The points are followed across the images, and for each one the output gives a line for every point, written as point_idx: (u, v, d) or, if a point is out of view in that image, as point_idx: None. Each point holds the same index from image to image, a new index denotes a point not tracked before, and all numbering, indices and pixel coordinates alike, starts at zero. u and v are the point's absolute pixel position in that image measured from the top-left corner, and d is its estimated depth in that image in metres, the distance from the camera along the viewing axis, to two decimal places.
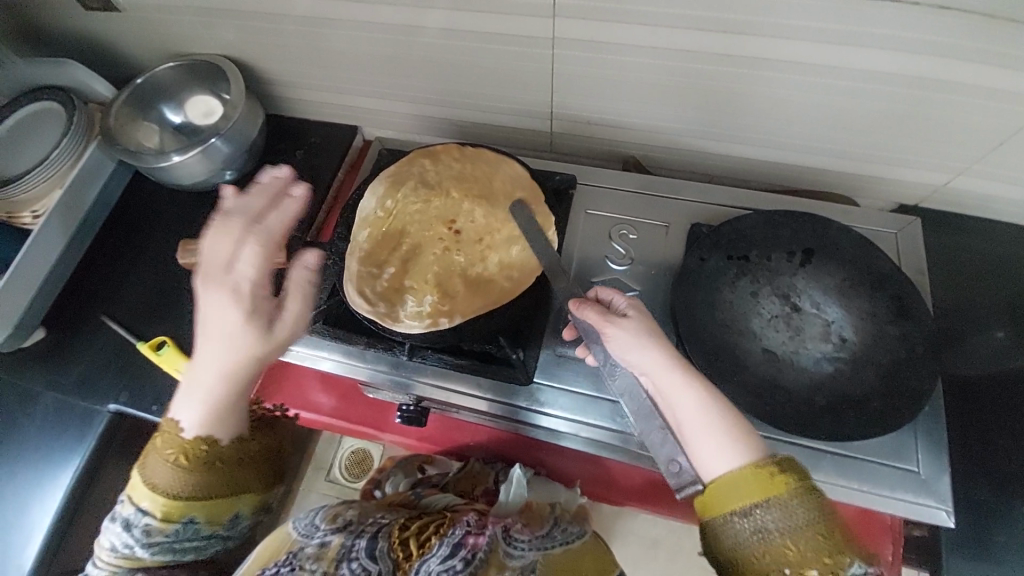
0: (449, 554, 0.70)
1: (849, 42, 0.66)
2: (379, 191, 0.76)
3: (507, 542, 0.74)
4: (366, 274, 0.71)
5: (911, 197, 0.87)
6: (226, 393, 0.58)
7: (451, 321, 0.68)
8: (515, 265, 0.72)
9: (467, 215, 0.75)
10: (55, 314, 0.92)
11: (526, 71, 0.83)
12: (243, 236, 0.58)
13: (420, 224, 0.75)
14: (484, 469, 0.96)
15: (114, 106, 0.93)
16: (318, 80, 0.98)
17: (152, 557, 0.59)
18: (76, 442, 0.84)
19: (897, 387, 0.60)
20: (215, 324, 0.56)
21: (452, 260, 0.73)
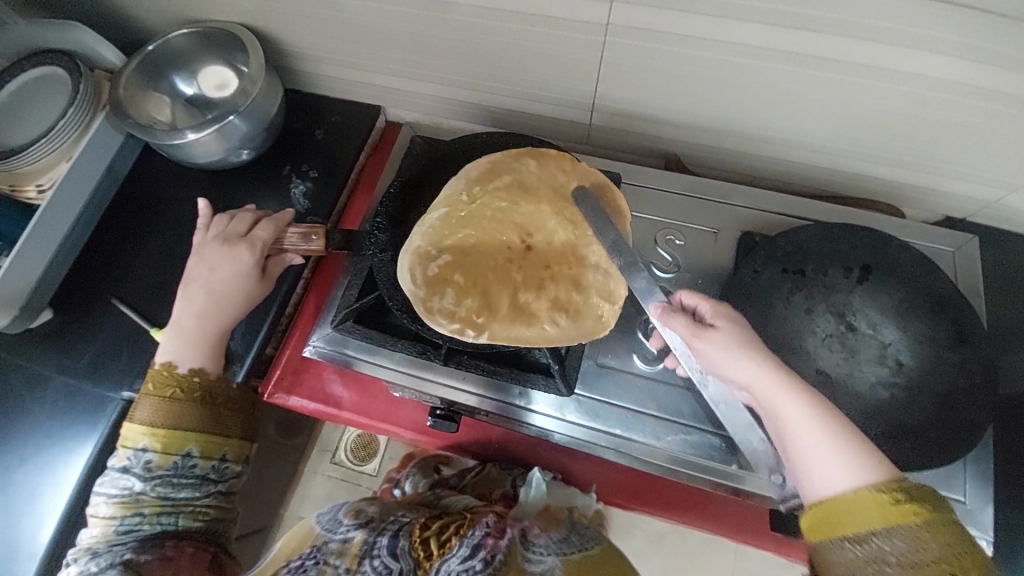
0: (470, 554, 0.68)
1: (927, 47, 0.61)
2: (472, 175, 0.69)
3: (526, 546, 0.73)
4: (422, 253, 0.66)
5: (960, 210, 0.84)
6: (207, 329, 0.69)
7: (479, 337, 0.64)
8: (569, 312, 0.66)
9: (546, 233, 0.69)
10: (62, 293, 0.88)
11: (572, 58, 0.78)
12: (227, 247, 0.71)
13: (498, 227, 0.69)
14: (501, 474, 0.96)
15: (124, 74, 0.87)
16: (341, 55, 0.92)
17: (150, 494, 0.63)
18: (89, 428, 0.81)
19: (956, 418, 0.59)
20: (202, 265, 0.71)
21: (510, 276, 0.67)
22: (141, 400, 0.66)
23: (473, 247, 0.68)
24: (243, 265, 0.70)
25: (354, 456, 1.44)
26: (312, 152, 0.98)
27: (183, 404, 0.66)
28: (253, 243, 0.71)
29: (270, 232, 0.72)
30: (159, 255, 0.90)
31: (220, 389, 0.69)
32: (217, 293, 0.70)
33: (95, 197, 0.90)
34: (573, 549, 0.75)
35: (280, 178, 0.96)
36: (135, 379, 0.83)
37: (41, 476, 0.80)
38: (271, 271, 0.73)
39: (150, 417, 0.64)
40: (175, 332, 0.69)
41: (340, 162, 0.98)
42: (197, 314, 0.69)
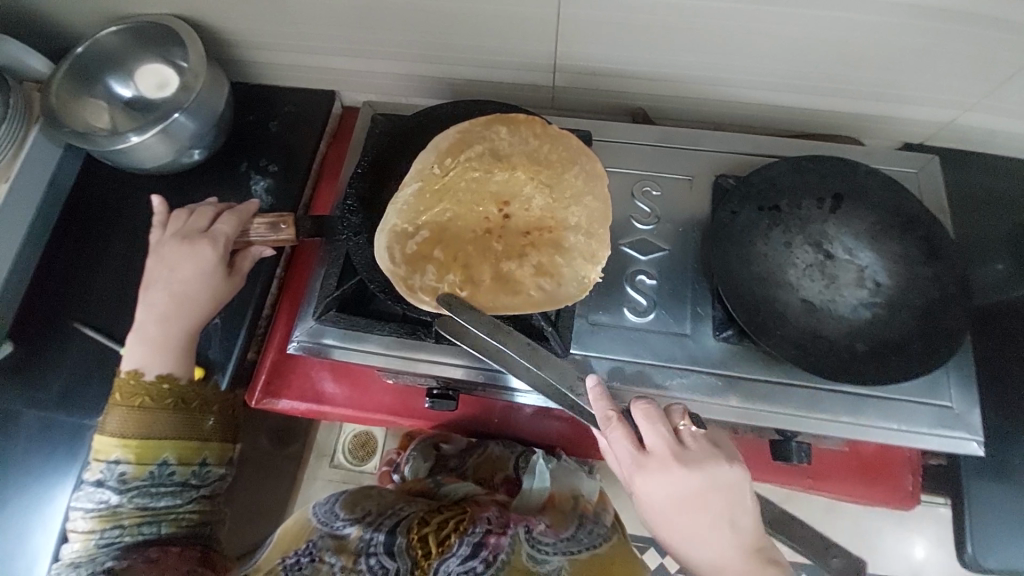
0: (470, 554, 0.68)
1: None
2: (442, 147, 0.67)
3: (532, 545, 0.72)
4: (400, 231, 0.65)
5: (916, 135, 0.87)
6: (174, 333, 0.65)
7: (462, 310, 0.62)
8: (555, 276, 0.64)
9: (524, 199, 0.66)
10: (19, 324, 0.83)
11: (528, 17, 0.76)
12: (188, 245, 0.67)
13: (473, 197, 0.67)
14: (503, 454, 0.99)
15: (53, 81, 0.81)
16: (284, 39, 0.87)
17: (128, 506, 0.60)
18: (70, 461, 0.77)
19: (937, 326, 0.61)
20: (163, 265, 0.67)
21: (490, 247, 0.65)
22: (109, 411, 0.62)
23: (451, 220, 0.66)
24: (207, 263, 0.66)
25: (352, 455, 1.41)
26: (268, 144, 0.94)
27: (156, 412, 0.63)
28: (215, 238, 0.67)
29: (234, 225, 0.68)
30: (118, 273, 0.85)
31: (195, 393, 0.65)
32: (180, 294, 0.66)
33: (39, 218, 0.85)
34: (582, 548, 0.74)
35: (239, 175, 0.92)
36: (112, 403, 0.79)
37: (26, 515, 0.77)
38: (239, 266, 0.69)
39: (121, 428, 0.61)
40: (141, 339, 0.65)
41: (301, 152, 0.94)
42: (162, 319, 0.65)
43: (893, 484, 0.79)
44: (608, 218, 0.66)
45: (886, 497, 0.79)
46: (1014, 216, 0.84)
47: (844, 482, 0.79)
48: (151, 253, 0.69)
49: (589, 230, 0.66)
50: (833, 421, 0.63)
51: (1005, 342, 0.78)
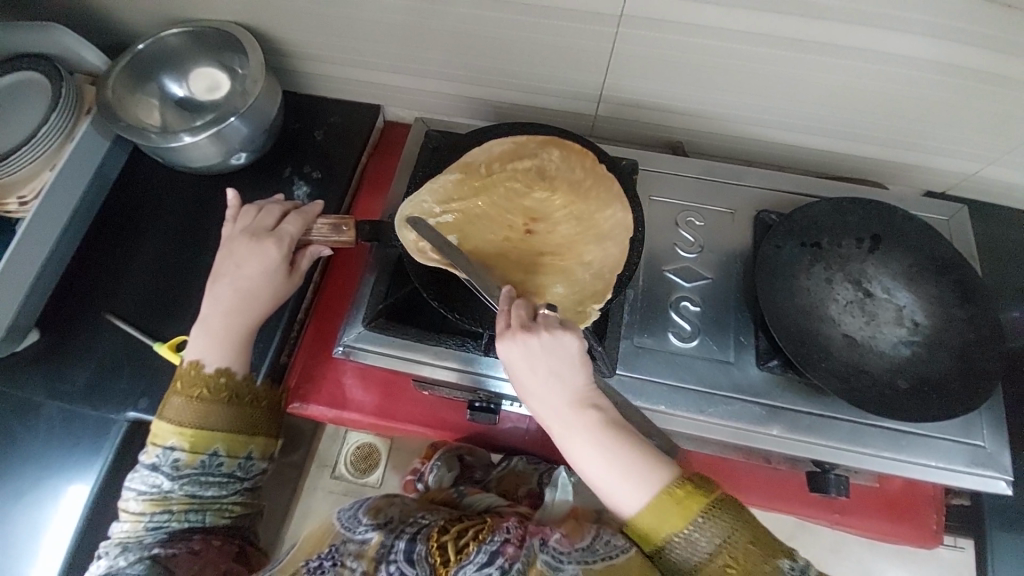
0: (487, 563, 0.59)
1: (915, 30, 0.67)
2: (496, 152, 0.72)
3: (547, 551, 0.60)
4: (426, 208, 0.68)
5: (940, 183, 0.91)
6: (233, 327, 0.66)
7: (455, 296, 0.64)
8: (549, 298, 0.64)
9: (552, 223, 0.69)
10: (49, 312, 0.82)
11: (584, 49, 0.79)
12: (253, 240, 0.67)
13: (505, 206, 0.70)
14: (527, 469, 0.96)
15: (111, 76, 0.82)
16: (339, 53, 0.90)
17: (178, 493, 0.61)
18: (90, 455, 0.76)
19: (973, 366, 0.62)
20: (227, 259, 0.68)
21: (502, 253, 0.67)
22: (170, 397, 0.64)
23: (478, 216, 0.69)
24: (274, 261, 0.67)
25: (355, 468, 1.35)
26: (311, 153, 0.96)
27: (212, 404, 0.64)
28: (279, 237, 0.67)
29: (298, 227, 0.69)
30: (155, 266, 0.85)
31: (248, 388, 0.67)
32: (244, 290, 0.67)
33: (81, 208, 0.85)
34: (596, 557, 0.59)
35: (282, 180, 0.93)
36: (140, 398, 0.77)
37: (41, 509, 0.74)
38: (299, 265, 0.70)
39: (180, 416, 0.62)
40: (204, 331, 0.66)
41: (346, 161, 0.96)
42: (225, 313, 0.66)
43: (918, 524, 0.79)
44: (621, 266, 0.65)
45: (909, 536, 0.79)
46: None
47: (870, 521, 0.80)
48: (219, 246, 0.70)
49: (600, 270, 0.65)
50: (873, 455, 0.64)
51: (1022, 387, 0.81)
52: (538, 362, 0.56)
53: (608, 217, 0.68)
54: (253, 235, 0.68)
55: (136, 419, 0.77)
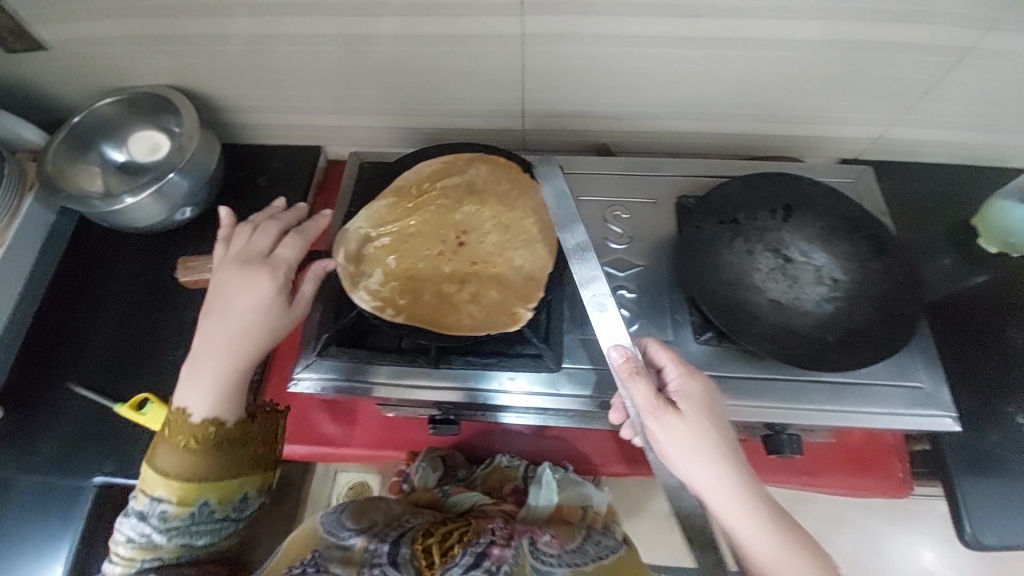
0: (475, 564, 0.67)
1: (789, 16, 0.74)
2: (425, 173, 0.77)
3: (535, 556, 0.71)
4: (363, 233, 0.71)
5: (852, 150, 0.96)
6: (223, 372, 0.62)
7: (394, 316, 0.64)
8: (485, 305, 0.66)
9: (481, 233, 0.72)
10: (8, 389, 0.82)
11: (498, 70, 0.84)
12: (245, 273, 0.64)
13: (438, 223, 0.73)
14: (511, 467, 0.88)
15: (49, 150, 0.85)
16: (271, 101, 0.94)
17: (168, 542, 0.60)
18: (62, 527, 0.74)
19: (894, 311, 0.66)
20: (220, 297, 0.64)
21: (437, 267, 0.69)
22: (157, 443, 0.61)
23: (411, 235, 0.72)
24: (270, 287, 0.63)
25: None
26: (256, 199, 0.99)
27: (202, 453, 0.61)
28: (273, 271, 0.64)
29: (297, 252, 0.67)
30: (114, 328, 0.85)
31: (240, 431, 0.64)
32: (233, 328, 0.62)
33: (30, 283, 0.86)
34: (587, 557, 0.72)
35: (229, 229, 0.96)
36: (106, 461, 0.76)
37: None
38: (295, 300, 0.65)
39: (168, 466, 0.60)
40: (192, 375, 0.62)
41: (292, 202, 0.99)
42: (215, 355, 0.62)
43: (887, 473, 0.81)
44: (550, 267, 0.68)
45: (883, 487, 0.81)
46: (949, 214, 0.93)
47: (838, 477, 0.82)
48: (209, 280, 0.66)
49: (529, 273, 0.68)
50: (818, 409, 0.66)
51: (958, 329, 0.84)
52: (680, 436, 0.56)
53: (536, 221, 0.72)
54: (245, 266, 0.64)
55: (105, 482, 0.75)
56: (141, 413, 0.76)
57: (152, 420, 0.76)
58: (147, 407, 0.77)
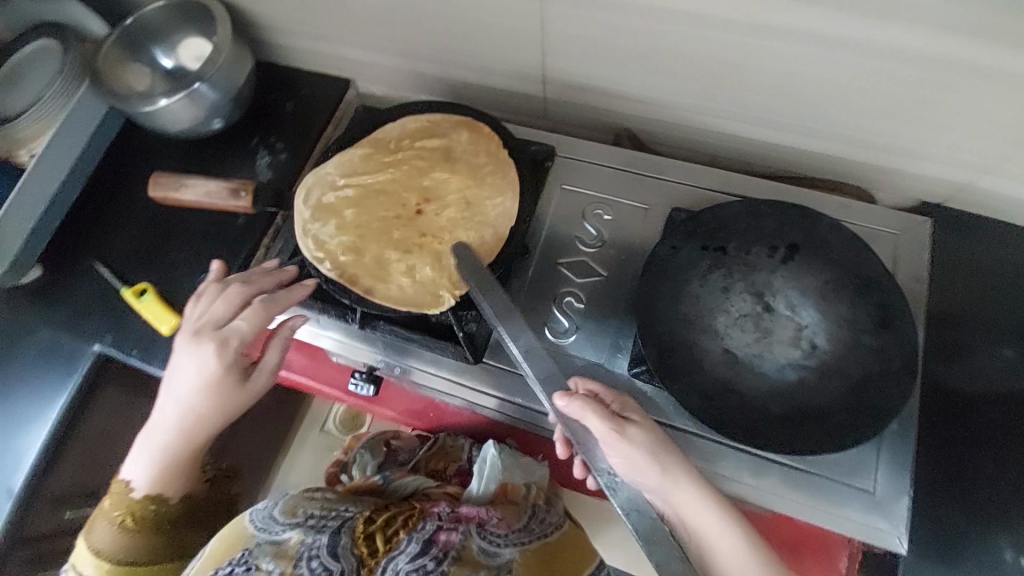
0: (420, 552, 0.60)
1: (882, 15, 0.57)
2: (409, 128, 0.74)
3: (482, 537, 0.64)
4: (329, 179, 0.71)
5: (930, 195, 0.78)
6: (178, 446, 0.64)
7: (330, 270, 0.66)
8: (418, 281, 0.65)
9: (442, 204, 0.69)
10: (50, 253, 0.92)
11: (514, 27, 0.75)
12: (203, 343, 0.62)
13: (404, 184, 0.71)
14: (455, 445, 0.89)
15: (103, 46, 0.89)
16: (299, 27, 0.93)
17: None
18: (62, 379, 0.85)
19: (869, 401, 0.55)
20: (177, 370, 0.63)
21: (388, 231, 0.69)
22: (96, 523, 0.65)
23: (375, 192, 0.71)
24: (240, 352, 0.63)
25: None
26: (281, 124, 0.97)
27: (138, 532, 0.65)
28: (225, 346, 0.62)
29: (252, 325, 0.63)
30: (138, 217, 0.92)
31: (172, 514, 0.68)
32: (192, 401, 0.62)
33: (80, 162, 0.93)
34: (533, 536, 0.67)
35: (249, 149, 0.96)
36: (106, 334, 0.87)
37: (25, 431, 0.83)
38: (254, 376, 0.64)
39: (106, 545, 0.64)
40: (146, 446, 0.65)
41: (307, 134, 0.96)
42: (171, 426, 0.64)
43: (825, 565, 0.72)
44: (493, 258, 0.65)
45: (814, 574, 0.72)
46: None
47: None
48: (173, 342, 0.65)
49: (471, 258, 0.66)
50: (734, 479, 0.59)
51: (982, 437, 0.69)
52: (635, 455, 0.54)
53: (499, 206, 0.68)
54: (207, 336, 0.62)
55: (102, 351, 0.86)
56: (139, 302, 0.84)
57: (145, 309, 0.84)
58: (145, 296, 0.85)
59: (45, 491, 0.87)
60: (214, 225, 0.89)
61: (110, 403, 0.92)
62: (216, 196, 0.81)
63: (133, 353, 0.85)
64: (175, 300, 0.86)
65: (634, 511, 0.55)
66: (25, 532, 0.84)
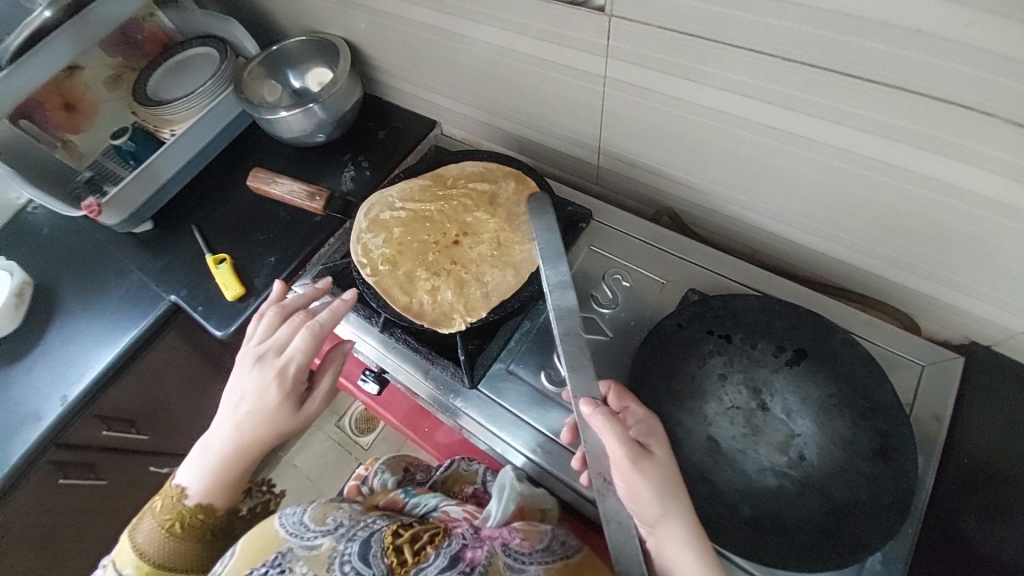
0: (448, 566, 0.56)
1: (936, 149, 0.57)
2: (466, 171, 0.84)
3: (507, 552, 0.58)
4: (388, 200, 0.82)
5: (981, 335, 0.74)
6: (228, 461, 0.64)
7: (367, 275, 0.75)
8: (437, 301, 0.73)
9: (476, 240, 0.78)
10: (163, 214, 1.08)
11: (578, 102, 0.83)
12: (266, 366, 0.65)
13: (448, 215, 0.80)
14: (469, 469, 0.79)
15: (250, 64, 1.08)
16: (400, 72, 1.08)
17: None
18: (139, 317, 0.99)
19: (844, 529, 0.54)
20: (234, 392, 0.66)
21: (424, 253, 0.78)
22: (143, 521, 0.65)
23: (422, 218, 0.80)
24: (299, 375, 0.65)
25: (356, 426, 1.48)
26: (372, 147, 1.11)
27: (181, 541, 0.64)
28: (285, 374, 0.64)
29: (310, 353, 0.65)
30: (238, 199, 1.07)
31: (220, 525, 0.67)
32: (250, 419, 0.64)
33: (207, 147, 1.10)
34: (556, 556, 0.59)
35: (339, 162, 1.09)
36: (182, 288, 0.99)
37: (98, 354, 0.97)
38: (308, 403, 0.66)
39: (146, 547, 0.63)
40: (200, 459, 0.66)
41: (388, 161, 1.09)
42: (225, 443, 0.64)
43: None
44: (508, 296, 0.72)
45: None
46: None
47: None
48: (236, 363, 0.68)
49: (488, 291, 0.73)
50: None
51: None
52: (642, 486, 0.51)
53: (525, 253, 0.75)
54: (269, 360, 0.65)
55: (175, 301, 0.98)
56: (217, 268, 0.96)
57: (219, 276, 0.96)
58: (222, 264, 0.97)
59: (94, 407, 0.98)
60: (294, 219, 1.02)
61: (166, 348, 1.04)
62: (296, 195, 1.01)
63: (198, 306, 0.95)
64: (244, 273, 0.97)
65: (615, 522, 0.55)
66: (64, 437, 0.96)
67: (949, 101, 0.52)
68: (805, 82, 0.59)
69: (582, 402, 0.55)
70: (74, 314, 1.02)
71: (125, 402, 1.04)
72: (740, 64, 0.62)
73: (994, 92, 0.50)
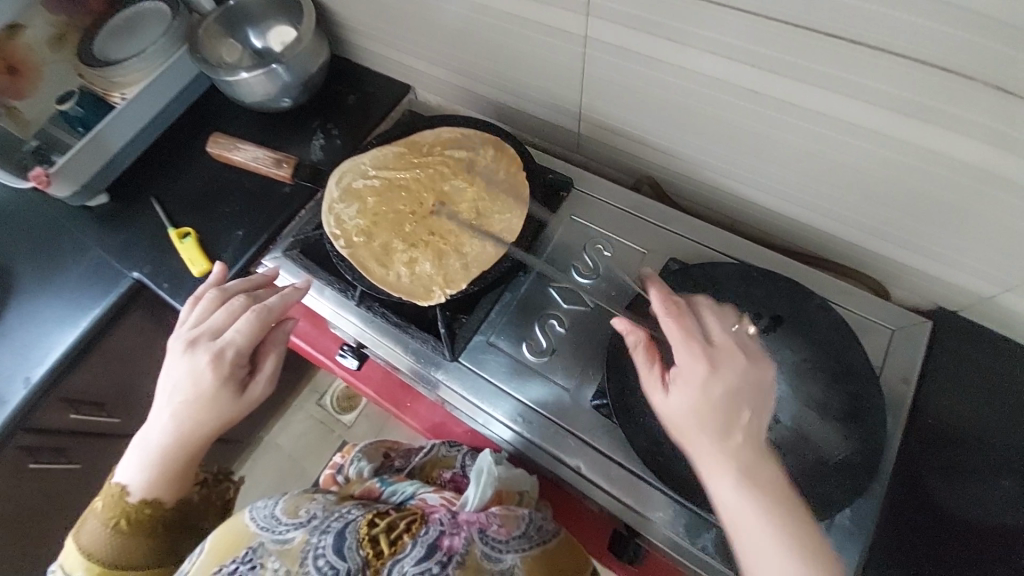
0: (425, 557, 0.54)
1: (913, 114, 0.56)
2: (442, 137, 0.80)
3: (485, 541, 0.59)
4: (361, 168, 0.79)
5: (949, 300, 0.76)
6: (169, 452, 0.61)
7: (342, 247, 0.72)
8: (416, 273, 0.71)
9: (454, 209, 0.76)
10: (119, 185, 1.01)
11: (558, 64, 0.80)
12: (200, 353, 0.62)
13: (424, 184, 0.77)
14: (448, 454, 0.78)
15: (206, 20, 1.00)
16: (369, 30, 1.01)
17: None
18: (101, 295, 0.94)
19: (814, 489, 0.56)
20: (167, 382, 0.62)
21: (401, 223, 0.75)
22: (89, 520, 0.61)
23: (397, 187, 0.77)
24: (237, 360, 0.62)
25: (338, 403, 1.47)
26: (343, 113, 1.05)
27: (132, 538, 0.61)
28: (218, 360, 0.61)
29: (246, 336, 0.62)
30: (201, 169, 1.01)
31: (175, 518, 0.64)
32: (189, 410, 0.61)
33: (163, 113, 1.03)
34: (531, 543, 0.61)
35: (308, 129, 1.04)
36: (145, 265, 0.94)
37: (59, 334, 0.92)
38: (249, 386, 0.63)
39: (93, 547, 0.60)
40: (139, 453, 0.63)
41: (360, 129, 1.04)
42: (163, 435, 0.61)
43: None
44: (488, 268, 0.70)
45: None
46: None
47: None
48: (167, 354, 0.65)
49: (468, 263, 0.71)
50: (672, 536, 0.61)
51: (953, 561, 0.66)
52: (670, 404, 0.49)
53: (505, 222, 0.73)
54: (203, 347, 0.62)
55: (138, 279, 0.93)
56: (181, 242, 0.92)
57: (184, 250, 0.91)
58: (187, 239, 0.92)
59: (58, 390, 0.94)
60: (263, 190, 0.97)
61: (132, 328, 0.99)
62: (261, 162, 0.95)
63: (163, 284, 0.90)
64: (212, 247, 0.92)
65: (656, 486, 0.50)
66: (30, 423, 0.92)
67: (927, 63, 0.52)
68: (788, 42, 0.57)
69: (614, 322, 0.53)
70: (28, 292, 0.96)
71: (92, 384, 1.00)
72: (725, 24, 0.59)
73: (975, 55, 0.49)
